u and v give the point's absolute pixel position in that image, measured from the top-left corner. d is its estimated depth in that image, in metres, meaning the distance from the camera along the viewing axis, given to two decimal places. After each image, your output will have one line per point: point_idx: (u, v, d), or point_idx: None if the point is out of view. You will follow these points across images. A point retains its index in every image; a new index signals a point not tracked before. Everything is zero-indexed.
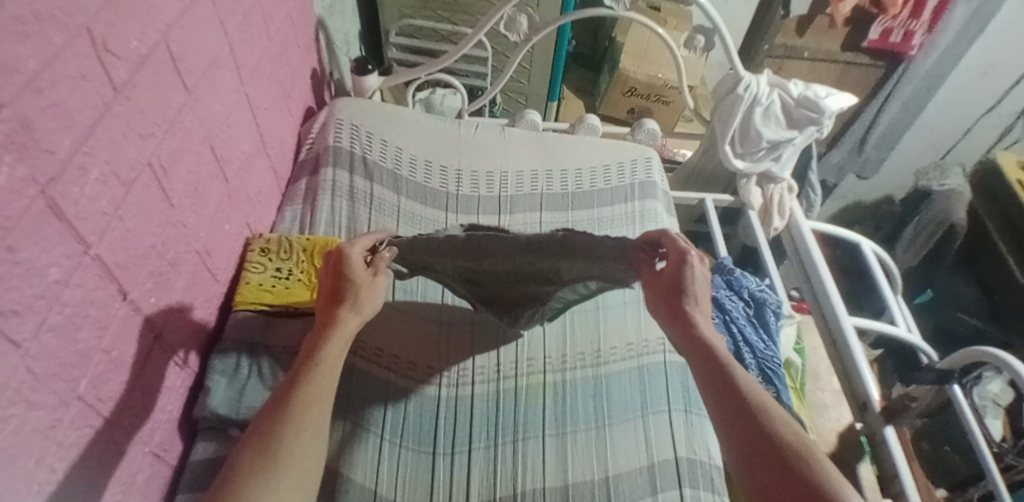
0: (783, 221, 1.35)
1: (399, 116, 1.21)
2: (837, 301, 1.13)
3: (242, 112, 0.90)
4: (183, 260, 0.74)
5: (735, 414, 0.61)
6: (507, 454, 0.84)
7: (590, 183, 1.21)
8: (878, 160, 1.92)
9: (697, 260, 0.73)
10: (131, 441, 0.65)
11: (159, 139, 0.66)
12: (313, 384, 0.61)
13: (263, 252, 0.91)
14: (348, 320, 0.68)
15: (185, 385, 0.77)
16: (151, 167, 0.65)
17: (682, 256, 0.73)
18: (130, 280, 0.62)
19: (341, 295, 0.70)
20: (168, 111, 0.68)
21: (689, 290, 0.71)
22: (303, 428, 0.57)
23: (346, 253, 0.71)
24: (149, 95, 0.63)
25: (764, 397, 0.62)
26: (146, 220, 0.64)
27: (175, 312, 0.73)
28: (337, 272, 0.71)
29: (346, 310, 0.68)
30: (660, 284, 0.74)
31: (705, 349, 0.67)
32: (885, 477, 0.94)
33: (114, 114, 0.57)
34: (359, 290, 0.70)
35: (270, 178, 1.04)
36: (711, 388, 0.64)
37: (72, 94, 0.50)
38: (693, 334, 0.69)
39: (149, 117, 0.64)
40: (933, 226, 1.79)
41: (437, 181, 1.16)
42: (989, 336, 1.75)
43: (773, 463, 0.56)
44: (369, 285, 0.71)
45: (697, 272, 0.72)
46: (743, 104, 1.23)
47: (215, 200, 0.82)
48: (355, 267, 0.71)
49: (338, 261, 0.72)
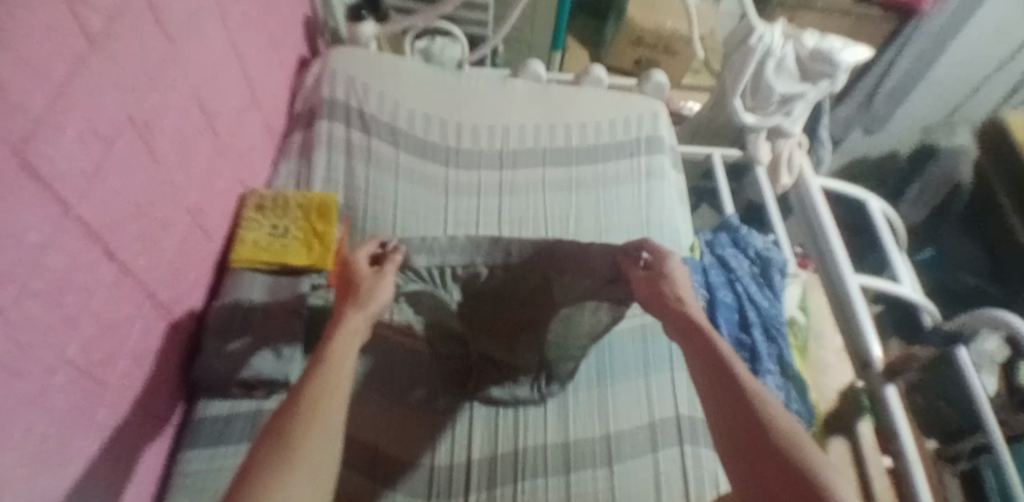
0: (792, 179, 1.28)
1: (397, 67, 1.16)
2: (843, 259, 1.11)
3: (230, 65, 0.85)
4: (172, 220, 0.71)
5: (726, 398, 0.57)
6: (509, 411, 0.84)
7: (594, 138, 1.17)
8: (887, 116, 1.84)
9: (675, 261, 0.75)
10: (124, 403, 0.65)
11: (141, 94, 0.63)
12: (324, 375, 0.59)
13: (258, 210, 0.88)
14: (354, 315, 0.69)
15: (183, 344, 0.77)
16: (134, 123, 0.62)
17: (660, 255, 0.76)
18: (116, 240, 0.60)
19: (349, 295, 0.73)
20: (150, 64, 0.64)
21: (677, 286, 0.72)
22: (315, 421, 0.54)
23: (353, 260, 0.76)
24: (129, 48, 0.60)
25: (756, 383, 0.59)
26: (131, 179, 0.62)
27: (167, 272, 0.72)
28: (348, 279, 0.75)
29: (351, 307, 0.70)
30: (647, 283, 0.74)
31: (702, 341, 0.64)
32: (884, 434, 0.95)
33: (91, 69, 0.54)
34: (364, 287, 0.73)
35: (263, 133, 1.00)
36: (704, 376, 0.61)
37: (46, 49, 0.47)
38: (692, 329, 0.66)
39: (128, 71, 0.60)
40: (942, 181, 1.84)
41: (436, 135, 1.12)
42: (988, 295, 1.75)
43: (762, 446, 0.52)
44: (376, 282, 0.74)
45: (676, 271, 0.75)
46: (755, 57, 1.17)
47: (205, 158, 0.79)
48: (361, 270, 0.75)
49: (348, 268, 0.76)
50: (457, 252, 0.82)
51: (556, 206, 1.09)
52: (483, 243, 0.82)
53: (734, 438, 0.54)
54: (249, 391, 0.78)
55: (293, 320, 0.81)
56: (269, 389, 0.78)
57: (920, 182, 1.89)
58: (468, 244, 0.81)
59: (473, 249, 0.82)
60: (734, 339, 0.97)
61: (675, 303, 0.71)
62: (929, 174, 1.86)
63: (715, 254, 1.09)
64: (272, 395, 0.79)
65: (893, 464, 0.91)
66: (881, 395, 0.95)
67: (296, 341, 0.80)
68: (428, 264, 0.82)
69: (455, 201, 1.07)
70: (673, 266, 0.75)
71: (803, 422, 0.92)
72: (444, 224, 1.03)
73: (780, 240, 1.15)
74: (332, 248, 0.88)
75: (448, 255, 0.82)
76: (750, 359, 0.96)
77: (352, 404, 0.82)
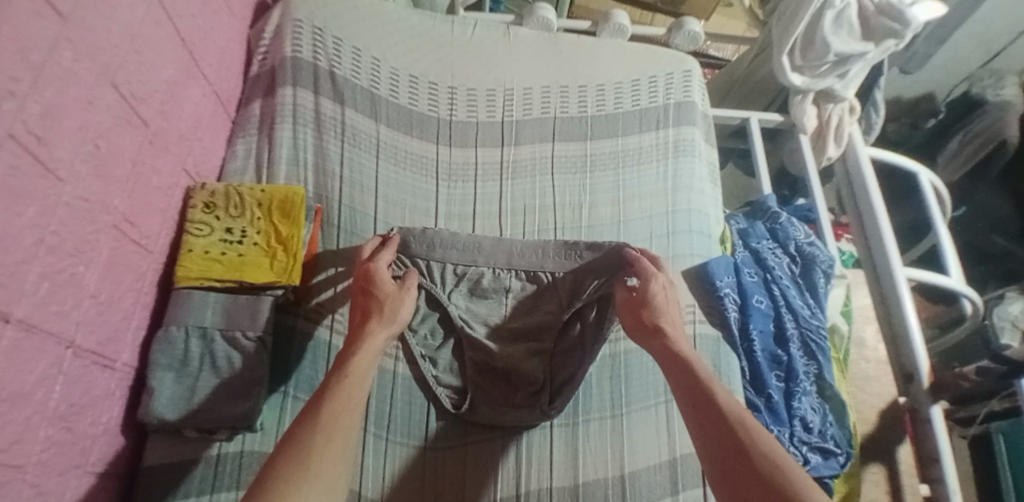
0: (839, 151, 1.12)
1: (375, 13, 0.96)
2: (892, 249, 0.96)
3: (156, 25, 0.66)
4: (92, 244, 0.56)
5: (707, 421, 0.52)
6: (513, 449, 0.74)
7: (613, 104, 0.99)
8: (926, 56, 1.53)
9: (664, 282, 0.70)
10: (54, 476, 0.54)
11: (25, 97, 0.46)
12: (345, 391, 0.54)
13: (208, 209, 0.73)
14: (377, 332, 0.63)
15: (125, 385, 0.64)
16: (19, 137, 0.45)
17: (647, 274, 0.70)
18: (11, 296, 0.46)
19: (368, 311, 0.66)
20: (33, 55, 0.47)
21: (659, 309, 0.67)
22: (332, 436, 0.49)
23: (374, 273, 0.69)
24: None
25: (740, 408, 0.53)
26: (21, 211, 0.46)
27: (94, 309, 0.58)
28: (365, 292, 0.68)
29: (375, 324, 0.64)
30: (630, 304, 0.70)
31: (681, 362, 0.59)
32: (924, 456, 0.86)
33: None
34: (388, 303, 0.67)
35: (212, 104, 0.82)
36: (686, 408, 0.55)
37: None
38: (670, 347, 0.62)
39: (1, 70, 0.43)
40: (982, 140, 1.46)
41: (425, 103, 0.94)
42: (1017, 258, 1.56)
43: (748, 472, 0.46)
44: (399, 300, 0.68)
45: (665, 292, 0.69)
46: (811, 9, 0.97)
47: (131, 154, 0.62)
48: (382, 284, 0.68)
49: (366, 282, 0.69)
50: (458, 251, 0.79)
51: (566, 192, 0.92)
52: (486, 244, 0.80)
53: (717, 466, 0.49)
54: (207, 434, 0.66)
55: (256, 347, 0.69)
56: (231, 430, 0.67)
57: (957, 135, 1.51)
58: (470, 243, 0.79)
59: (476, 249, 0.80)
60: (768, 355, 0.85)
61: (652, 329, 0.65)
62: (968, 129, 1.49)
63: (749, 247, 0.95)
64: (235, 435, 0.68)
65: (931, 491, 0.83)
66: (925, 414, 0.86)
67: (262, 374, 0.68)
68: (425, 258, 0.78)
69: (447, 188, 0.90)
70: (662, 288, 0.69)
71: (841, 452, 0.80)
72: (434, 216, 0.88)
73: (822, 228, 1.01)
74: (299, 255, 0.74)
75: (449, 251, 0.79)
76: (784, 378, 0.84)
77: None
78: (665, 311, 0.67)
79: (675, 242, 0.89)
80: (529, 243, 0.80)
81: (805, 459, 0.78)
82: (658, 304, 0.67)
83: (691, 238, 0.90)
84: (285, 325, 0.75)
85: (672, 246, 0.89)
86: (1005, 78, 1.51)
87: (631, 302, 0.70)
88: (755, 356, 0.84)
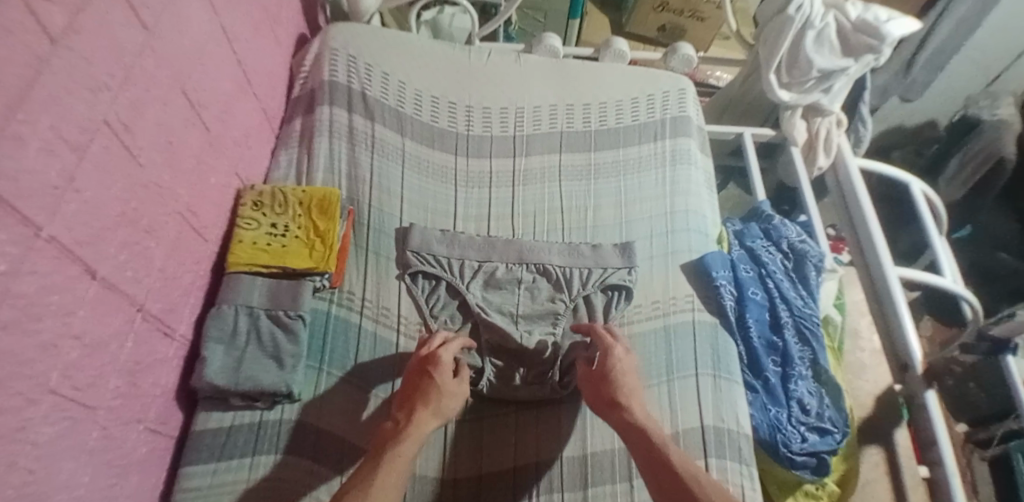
0: (829, 160, 1.20)
1: (401, 43, 1.09)
2: (881, 246, 1.02)
3: (217, 47, 0.78)
4: (161, 224, 0.66)
5: (663, 476, 0.61)
6: (529, 423, 0.81)
7: (615, 120, 1.08)
8: (926, 83, 1.56)
9: (620, 353, 0.75)
10: (123, 422, 0.62)
11: (116, 92, 0.57)
12: (385, 469, 0.60)
13: (256, 207, 0.84)
14: (425, 422, 0.67)
15: (180, 355, 0.73)
16: (110, 124, 0.56)
17: (606, 349, 0.76)
18: (96, 256, 0.55)
19: (425, 395, 0.69)
20: (124, 58, 0.58)
21: (619, 382, 0.72)
22: None
23: (439, 360, 0.72)
24: (97, 42, 0.53)
25: (689, 462, 0.63)
26: (108, 186, 0.56)
27: (159, 281, 0.67)
28: (424, 374, 0.72)
29: (425, 413, 0.68)
30: (593, 380, 0.74)
31: (638, 432, 0.66)
32: (921, 441, 0.89)
33: (52, 71, 0.48)
34: (446, 396, 0.70)
35: (260, 119, 0.94)
36: (648, 471, 0.63)
37: None
38: (629, 420, 0.68)
39: (100, 68, 0.54)
40: (982, 158, 1.52)
41: (445, 119, 1.05)
42: None
43: None
44: (453, 395, 0.70)
45: (624, 364, 0.74)
46: (793, 28, 1.07)
47: (194, 152, 0.73)
48: (443, 374, 0.71)
49: (427, 365, 0.72)
50: (475, 250, 0.91)
51: (572, 196, 1.01)
52: (500, 244, 0.92)
53: None
54: (250, 402, 0.74)
55: (295, 324, 0.78)
56: (271, 400, 0.74)
57: (957, 155, 1.57)
58: (485, 244, 0.91)
59: (490, 248, 0.91)
60: (765, 341, 0.91)
61: (612, 405, 0.70)
62: (967, 148, 1.55)
63: (745, 246, 1.02)
64: (275, 405, 0.75)
65: (930, 473, 0.85)
66: (921, 400, 0.88)
67: (301, 349, 0.77)
68: (447, 256, 0.90)
69: (464, 193, 1.00)
70: (620, 359, 0.74)
71: (837, 431, 0.84)
72: (453, 217, 0.98)
73: (815, 230, 1.08)
74: (335, 247, 0.84)
75: (466, 251, 0.90)
76: (781, 363, 0.90)
77: (341, 405, 0.77)
78: (625, 382, 0.72)
79: (673, 239, 0.97)
80: (537, 243, 0.92)
81: (803, 437, 0.83)
82: (619, 377, 0.72)
83: (690, 236, 0.97)
84: (320, 309, 0.84)
85: (670, 244, 0.96)
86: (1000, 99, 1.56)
87: (592, 377, 0.74)
88: (752, 342, 0.90)
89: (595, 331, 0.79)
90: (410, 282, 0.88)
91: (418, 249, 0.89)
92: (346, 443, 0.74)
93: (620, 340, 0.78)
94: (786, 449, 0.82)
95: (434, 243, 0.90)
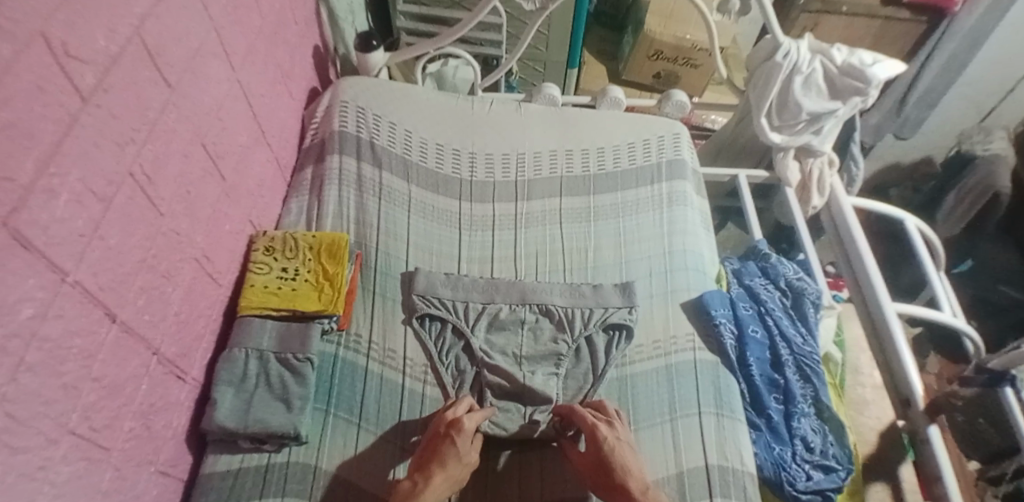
0: (823, 199, 1.24)
1: (407, 94, 1.14)
2: (879, 283, 1.04)
3: (235, 102, 0.83)
4: (178, 269, 0.69)
5: None
6: (534, 460, 0.82)
7: (613, 163, 1.13)
8: (919, 121, 1.61)
9: (609, 433, 0.75)
10: (136, 464, 0.63)
11: (140, 145, 0.61)
12: None
13: (268, 252, 0.87)
14: (439, 486, 0.70)
15: (192, 398, 0.74)
16: (134, 175, 0.60)
17: (592, 426, 0.76)
18: (117, 301, 0.58)
19: (443, 458, 0.72)
20: (149, 113, 0.62)
21: (614, 466, 0.73)
22: None
23: (462, 426, 0.74)
24: (124, 99, 0.57)
25: None
26: (131, 234, 0.60)
27: (174, 324, 0.69)
28: (446, 438, 0.73)
29: (439, 478, 0.70)
30: (586, 458, 0.76)
31: None
32: (926, 476, 0.88)
33: (83, 126, 0.51)
34: (461, 466, 0.72)
35: (273, 169, 0.98)
36: None
37: (30, 111, 0.45)
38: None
39: (126, 122, 0.58)
40: (977, 192, 1.54)
41: (449, 166, 1.09)
42: None
43: None
44: (468, 464, 0.73)
45: (616, 443, 0.75)
46: (781, 74, 1.12)
47: (211, 201, 0.77)
48: (464, 439, 0.73)
49: (450, 429, 0.74)
50: (479, 293, 0.93)
51: (573, 238, 1.04)
52: (503, 287, 0.94)
53: None
54: (259, 444, 0.75)
55: (304, 367, 0.80)
56: (279, 442, 0.75)
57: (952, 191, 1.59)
58: (489, 287, 0.94)
59: (494, 291, 0.93)
60: (766, 379, 0.92)
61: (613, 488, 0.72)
62: (962, 183, 1.58)
63: (743, 284, 1.04)
64: (283, 447, 0.76)
65: None
66: (924, 435, 0.88)
67: (308, 391, 0.78)
68: (452, 298, 0.92)
69: (469, 236, 1.03)
70: (609, 439, 0.75)
71: (842, 468, 0.84)
72: (458, 259, 1.01)
73: (812, 267, 1.09)
74: (343, 290, 0.86)
75: (471, 294, 0.93)
76: (783, 401, 0.90)
77: (348, 446, 0.78)
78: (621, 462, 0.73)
79: (673, 278, 0.99)
80: (539, 285, 0.94)
81: (808, 476, 0.83)
82: (613, 459, 0.73)
83: (688, 274, 1.00)
84: (328, 351, 0.86)
85: (670, 283, 0.98)
86: (993, 133, 1.60)
87: (587, 462, 0.75)
88: (754, 379, 0.90)
89: (581, 410, 0.79)
90: (417, 325, 0.90)
91: (424, 293, 0.92)
92: (352, 486, 0.75)
93: (609, 417, 0.78)
94: (791, 487, 0.82)
95: (438, 285, 0.92)
